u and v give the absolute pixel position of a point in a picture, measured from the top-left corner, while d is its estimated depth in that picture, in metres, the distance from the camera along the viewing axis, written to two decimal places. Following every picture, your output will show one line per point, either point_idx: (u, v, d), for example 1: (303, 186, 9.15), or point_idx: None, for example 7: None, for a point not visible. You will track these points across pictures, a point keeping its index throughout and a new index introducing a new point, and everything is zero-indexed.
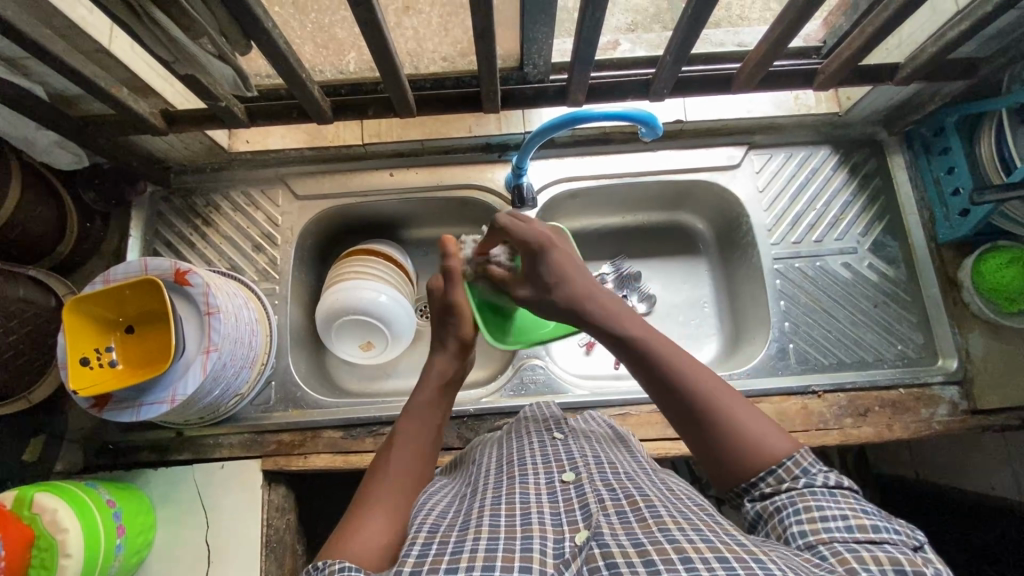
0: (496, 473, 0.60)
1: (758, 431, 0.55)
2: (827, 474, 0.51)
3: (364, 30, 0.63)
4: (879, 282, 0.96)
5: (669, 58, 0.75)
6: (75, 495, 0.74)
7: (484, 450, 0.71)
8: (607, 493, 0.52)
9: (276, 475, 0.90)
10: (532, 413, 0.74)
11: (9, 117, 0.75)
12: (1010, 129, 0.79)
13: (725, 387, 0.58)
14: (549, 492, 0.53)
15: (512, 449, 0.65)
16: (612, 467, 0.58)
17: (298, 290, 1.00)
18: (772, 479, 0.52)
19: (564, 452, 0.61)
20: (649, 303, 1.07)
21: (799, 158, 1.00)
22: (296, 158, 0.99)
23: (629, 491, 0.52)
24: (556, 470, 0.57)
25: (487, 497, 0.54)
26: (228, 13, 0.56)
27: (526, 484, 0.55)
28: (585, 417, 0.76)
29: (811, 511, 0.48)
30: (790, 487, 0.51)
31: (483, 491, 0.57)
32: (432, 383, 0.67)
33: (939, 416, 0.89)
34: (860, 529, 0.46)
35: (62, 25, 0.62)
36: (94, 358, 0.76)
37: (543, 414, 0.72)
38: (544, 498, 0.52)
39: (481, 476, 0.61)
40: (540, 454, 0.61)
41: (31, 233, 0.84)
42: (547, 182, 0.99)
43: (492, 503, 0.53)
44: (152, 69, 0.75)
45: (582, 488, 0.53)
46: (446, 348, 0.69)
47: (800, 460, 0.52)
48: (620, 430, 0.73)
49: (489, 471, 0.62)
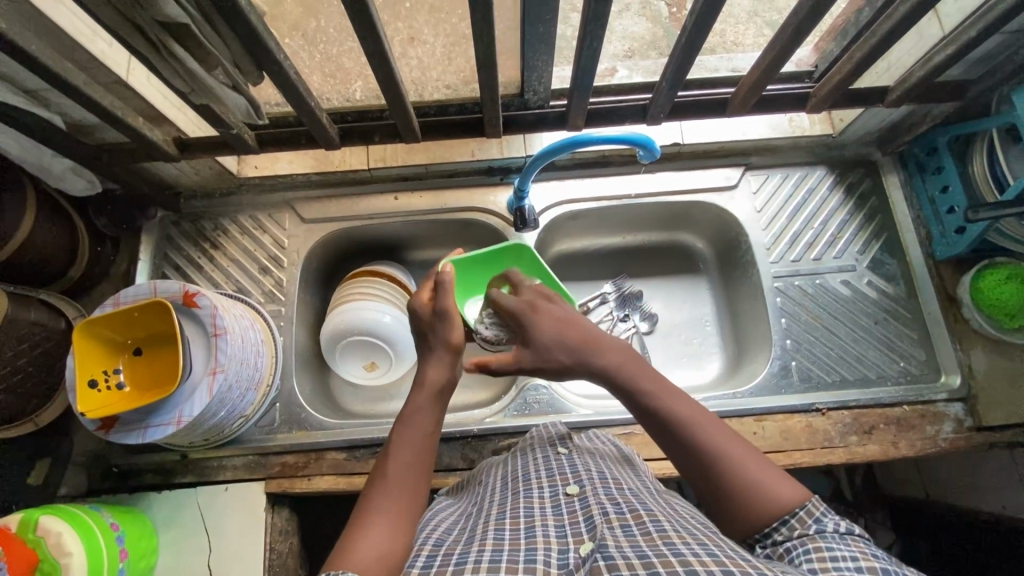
0: (501, 489, 0.60)
1: (765, 482, 0.54)
2: (838, 520, 0.50)
3: (371, 61, 0.65)
4: (878, 299, 0.96)
5: (666, 83, 0.77)
6: (79, 518, 0.74)
7: (490, 468, 0.71)
8: (611, 508, 0.52)
9: (280, 498, 0.90)
10: (537, 433, 0.73)
11: (27, 146, 0.77)
12: (1002, 148, 0.81)
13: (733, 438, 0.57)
14: (553, 505, 0.54)
15: (517, 465, 0.65)
16: (616, 484, 0.58)
17: (303, 312, 1.01)
18: (784, 530, 0.51)
19: (567, 466, 0.61)
20: (651, 322, 1.08)
21: (795, 179, 1.02)
22: (304, 183, 1.01)
23: (632, 506, 0.52)
24: (560, 484, 0.58)
25: (492, 513, 0.55)
26: (243, 47, 0.59)
27: (531, 498, 0.55)
28: (588, 436, 0.74)
29: (821, 551, 0.46)
30: (802, 533, 0.50)
31: (488, 506, 0.57)
32: (420, 390, 0.62)
33: (945, 433, 0.89)
34: (869, 572, 0.44)
35: (83, 58, 0.65)
36: (102, 380, 0.77)
37: (548, 432, 0.72)
38: (548, 512, 0.53)
39: (487, 494, 0.62)
40: (544, 469, 0.61)
41: (44, 257, 0.86)
42: (549, 205, 1.01)
43: (497, 517, 0.53)
44: (167, 99, 0.78)
45: (586, 502, 0.53)
46: (438, 355, 0.64)
47: (812, 509, 0.51)
48: (624, 449, 0.72)
49: (494, 487, 0.62)
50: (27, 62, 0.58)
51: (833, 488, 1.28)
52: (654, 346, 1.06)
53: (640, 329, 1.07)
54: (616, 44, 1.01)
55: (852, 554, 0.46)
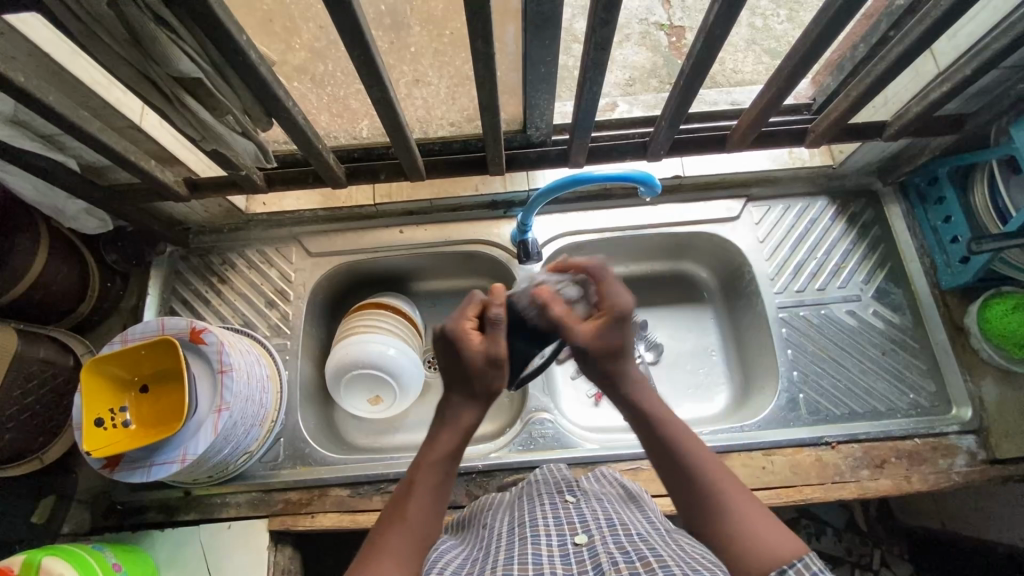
0: (507, 536, 0.60)
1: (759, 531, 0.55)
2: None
3: (377, 106, 0.67)
4: (885, 329, 0.96)
5: (665, 122, 0.78)
6: (82, 559, 0.73)
7: (494, 511, 0.70)
8: (620, 556, 0.50)
9: (283, 535, 0.89)
10: (543, 476, 0.75)
11: (42, 188, 0.79)
12: (1002, 180, 0.82)
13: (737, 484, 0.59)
14: (562, 554, 0.53)
15: (523, 511, 0.64)
16: (625, 530, 0.57)
17: (308, 345, 1.01)
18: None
19: (576, 515, 0.61)
20: (657, 352, 1.07)
21: (797, 209, 1.03)
22: (311, 219, 1.03)
23: (642, 553, 0.51)
24: (568, 533, 0.57)
25: (500, 559, 0.54)
26: (253, 96, 0.60)
27: (539, 545, 0.55)
28: (595, 477, 0.77)
29: None
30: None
31: (496, 553, 0.56)
32: (450, 437, 0.61)
33: (958, 467, 0.87)
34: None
35: (98, 105, 0.67)
36: (108, 419, 0.77)
37: (554, 478, 0.73)
38: (557, 560, 0.52)
39: (493, 539, 0.61)
40: (552, 516, 0.61)
41: (54, 294, 0.88)
42: (551, 236, 1.02)
43: (505, 563, 0.53)
44: (178, 141, 0.80)
45: (594, 549, 0.53)
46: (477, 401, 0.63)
47: (809, 564, 0.49)
48: (631, 487, 0.75)
49: (500, 533, 0.61)
50: (46, 113, 0.60)
51: (847, 519, 1.26)
52: (660, 376, 1.05)
53: (646, 359, 1.06)
54: (617, 73, 1.06)
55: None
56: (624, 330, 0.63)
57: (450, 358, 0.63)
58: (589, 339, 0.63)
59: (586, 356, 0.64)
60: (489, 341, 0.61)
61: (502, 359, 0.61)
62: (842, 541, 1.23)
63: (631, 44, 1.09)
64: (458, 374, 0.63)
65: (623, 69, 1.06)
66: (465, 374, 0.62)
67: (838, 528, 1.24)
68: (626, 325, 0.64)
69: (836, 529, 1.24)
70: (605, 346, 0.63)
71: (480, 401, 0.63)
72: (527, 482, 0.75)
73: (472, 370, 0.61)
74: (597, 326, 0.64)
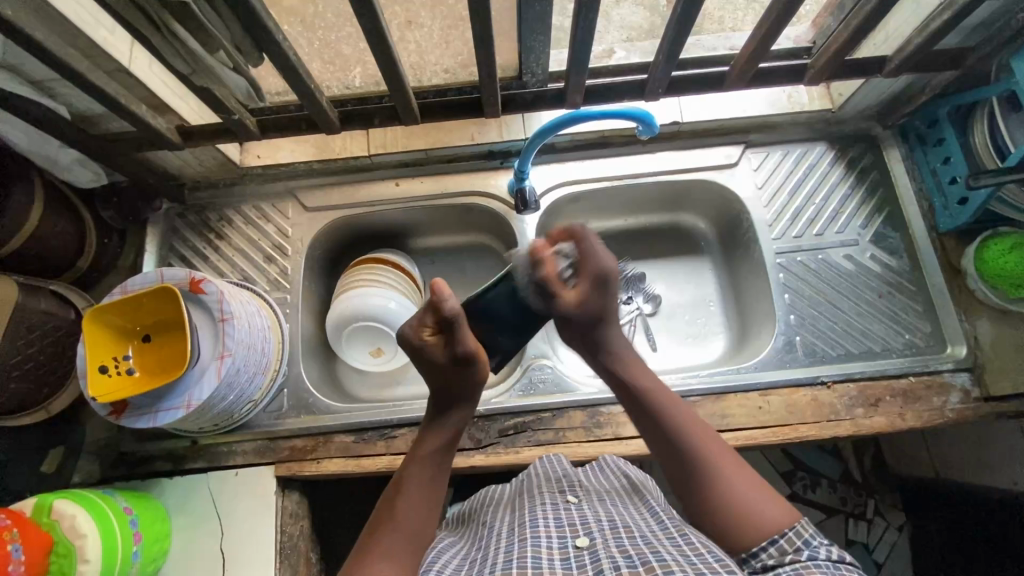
0: (507, 536, 0.62)
1: (756, 503, 0.59)
2: (828, 547, 0.55)
3: (370, 41, 0.65)
4: (881, 273, 0.96)
5: (662, 58, 0.77)
6: (93, 501, 0.75)
7: (497, 510, 0.73)
8: (622, 560, 0.53)
9: (290, 481, 0.91)
10: (542, 470, 0.79)
11: (34, 135, 0.78)
12: (1003, 116, 0.81)
13: (725, 456, 0.64)
14: (562, 558, 0.55)
15: (524, 512, 0.68)
16: (628, 532, 0.59)
17: (308, 299, 1.02)
18: (774, 549, 0.56)
19: (578, 517, 0.64)
20: (654, 303, 1.08)
21: (796, 155, 1.02)
22: (306, 172, 1.02)
23: (646, 557, 0.53)
24: (570, 535, 0.60)
25: (499, 561, 0.57)
26: (242, 27, 0.59)
27: (539, 548, 0.57)
28: (602, 462, 0.81)
29: None
30: (793, 558, 0.54)
31: (495, 555, 0.59)
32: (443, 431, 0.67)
33: (952, 404, 0.88)
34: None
35: (86, 45, 0.66)
36: (113, 366, 0.78)
37: (553, 471, 0.78)
38: (556, 564, 0.54)
39: (493, 538, 0.64)
40: (553, 517, 0.64)
41: (52, 249, 0.87)
42: (550, 186, 1.01)
43: (505, 565, 0.55)
44: (169, 87, 0.79)
45: (596, 554, 0.55)
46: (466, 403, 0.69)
47: (801, 531, 0.56)
48: (635, 479, 0.77)
49: (501, 533, 0.64)
50: (33, 49, 0.60)
51: (843, 471, 1.30)
52: (658, 327, 1.07)
53: (644, 311, 1.07)
54: (614, 32, 1.01)
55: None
56: (608, 292, 0.70)
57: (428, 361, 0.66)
58: (581, 305, 0.69)
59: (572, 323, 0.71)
60: (452, 341, 0.65)
61: (472, 350, 0.65)
62: (837, 491, 1.29)
63: (629, 3, 1.01)
64: (436, 376, 0.68)
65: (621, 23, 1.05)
66: (443, 375, 0.67)
67: (833, 479, 1.29)
68: (610, 288, 0.70)
69: (831, 480, 1.29)
70: (594, 314, 0.70)
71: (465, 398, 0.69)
72: (528, 476, 0.80)
73: (446, 369, 0.67)
74: (585, 293, 0.69)
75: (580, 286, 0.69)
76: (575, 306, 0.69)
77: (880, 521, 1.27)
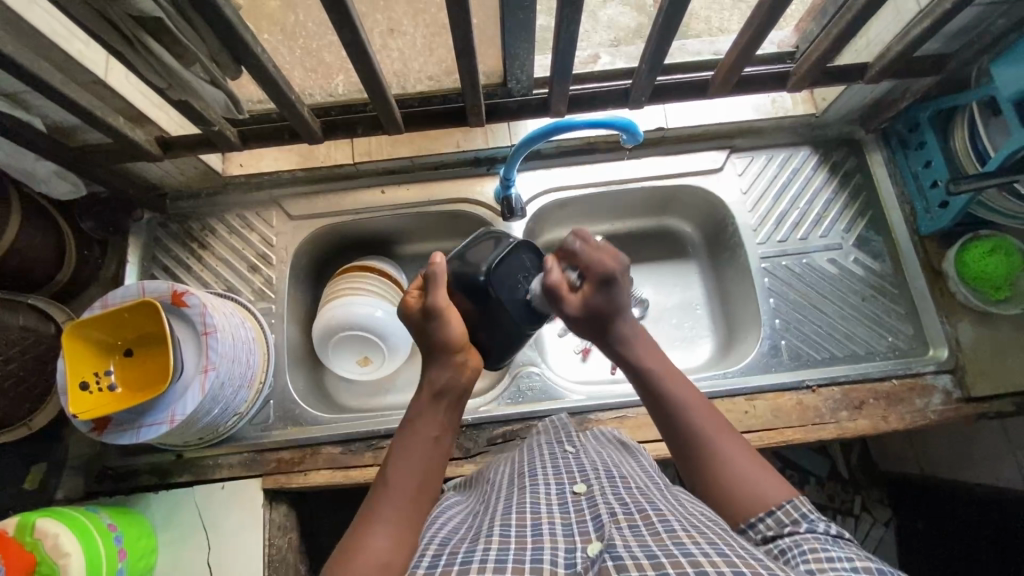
0: (507, 486, 0.62)
1: (755, 478, 0.58)
2: (827, 522, 0.53)
3: (352, 55, 0.65)
4: (865, 277, 0.97)
5: (645, 66, 0.76)
6: (75, 518, 0.74)
7: (497, 466, 0.72)
8: (619, 508, 0.52)
9: (276, 494, 0.91)
10: (545, 429, 0.76)
11: (8, 149, 0.77)
12: (982, 122, 0.81)
13: (727, 437, 0.62)
14: (560, 503, 0.55)
15: (525, 462, 0.67)
16: (625, 482, 0.59)
17: (293, 309, 1.01)
18: (771, 522, 0.55)
19: (575, 464, 0.63)
20: (642, 308, 1.08)
21: (780, 160, 1.03)
22: (290, 180, 1.01)
23: (642, 506, 0.53)
24: (568, 482, 0.59)
25: (498, 509, 0.56)
26: (217, 40, 0.59)
27: (538, 494, 0.57)
28: (594, 433, 0.76)
29: (817, 552, 0.48)
30: (792, 531, 0.53)
31: (495, 503, 0.58)
32: (425, 395, 0.62)
33: (934, 405, 0.89)
34: (865, 571, 0.45)
35: (59, 58, 0.64)
36: (94, 382, 0.77)
37: (554, 428, 0.75)
38: (555, 510, 0.54)
39: (494, 491, 0.63)
40: (551, 464, 0.64)
41: (30, 262, 0.86)
42: (536, 193, 1.01)
43: (506, 511, 0.55)
44: (147, 98, 0.77)
45: (593, 501, 0.54)
46: (445, 363, 0.63)
47: (798, 505, 0.55)
48: (629, 441, 0.75)
49: (501, 484, 0.63)
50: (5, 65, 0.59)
51: (830, 468, 1.30)
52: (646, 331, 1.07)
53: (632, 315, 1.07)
54: (601, 33, 0.96)
55: (847, 556, 0.47)
56: (614, 294, 0.66)
57: (424, 330, 0.64)
58: (584, 307, 0.66)
59: (580, 321, 0.67)
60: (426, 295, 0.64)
61: (442, 309, 0.63)
62: (825, 489, 1.28)
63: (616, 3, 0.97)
64: (418, 341, 0.66)
65: (608, 29, 0.97)
66: (418, 334, 0.66)
67: (820, 476, 1.28)
68: (616, 287, 0.66)
69: (818, 478, 1.29)
70: (597, 310, 0.66)
71: (443, 356, 0.63)
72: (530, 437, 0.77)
73: (421, 329, 0.65)
74: (587, 295, 0.66)
75: (585, 289, 0.66)
76: (578, 309, 0.66)
77: (867, 516, 1.27)
